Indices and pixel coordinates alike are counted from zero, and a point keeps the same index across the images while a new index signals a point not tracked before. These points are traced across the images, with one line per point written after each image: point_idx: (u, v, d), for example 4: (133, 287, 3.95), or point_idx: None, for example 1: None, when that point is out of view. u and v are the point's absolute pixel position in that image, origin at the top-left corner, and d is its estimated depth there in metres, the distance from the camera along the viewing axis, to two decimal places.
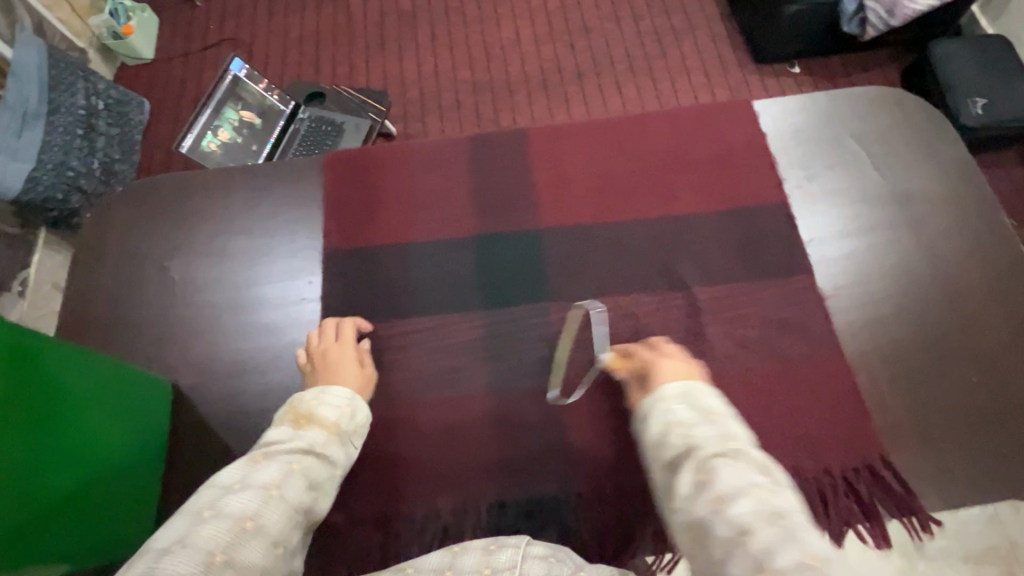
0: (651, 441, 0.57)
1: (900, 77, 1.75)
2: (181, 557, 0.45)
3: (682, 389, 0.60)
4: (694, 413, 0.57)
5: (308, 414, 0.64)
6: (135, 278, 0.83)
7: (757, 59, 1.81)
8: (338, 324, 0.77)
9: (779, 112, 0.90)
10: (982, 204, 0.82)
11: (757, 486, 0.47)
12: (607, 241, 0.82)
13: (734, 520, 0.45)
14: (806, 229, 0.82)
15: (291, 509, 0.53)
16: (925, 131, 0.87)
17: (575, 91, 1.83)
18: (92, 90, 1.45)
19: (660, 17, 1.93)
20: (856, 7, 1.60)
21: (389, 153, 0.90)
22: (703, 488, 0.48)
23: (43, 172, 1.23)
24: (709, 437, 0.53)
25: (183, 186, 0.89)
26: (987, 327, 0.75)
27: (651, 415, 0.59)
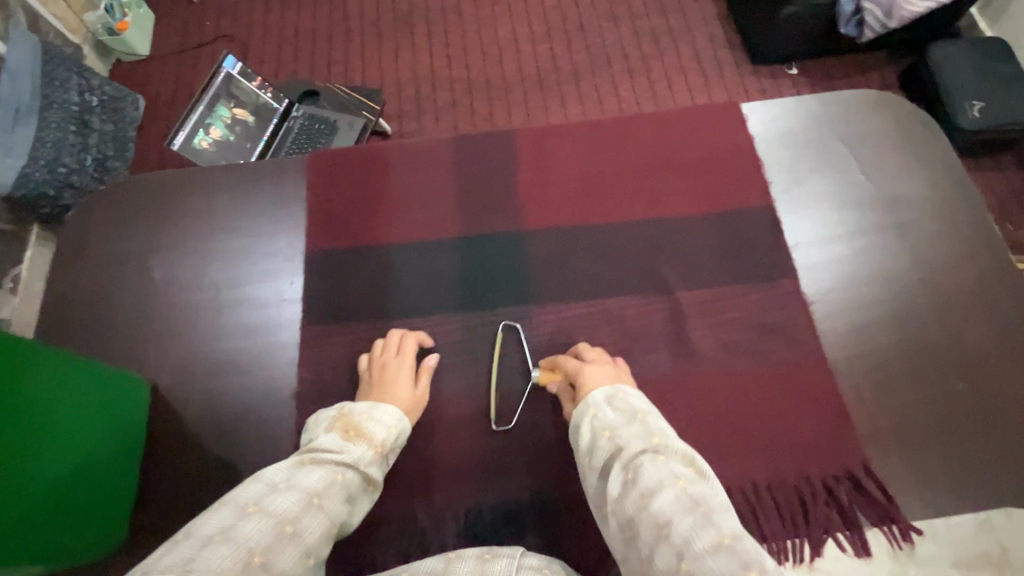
0: (584, 446, 0.61)
1: (897, 79, 1.74)
2: (225, 549, 0.46)
3: (608, 392, 0.64)
4: (619, 415, 0.61)
5: (358, 427, 0.64)
6: (116, 276, 0.83)
7: (755, 59, 1.80)
8: (403, 336, 0.76)
9: (768, 115, 0.90)
10: (971, 210, 0.81)
11: (679, 479, 0.52)
12: (592, 243, 0.82)
13: (658, 512, 0.49)
14: (791, 234, 0.82)
15: (327, 522, 0.54)
16: (913, 135, 0.87)
17: (570, 91, 1.82)
18: (86, 85, 1.41)
19: (657, 17, 1.92)
20: (854, 8, 1.58)
21: (374, 154, 0.90)
22: (631, 485, 0.53)
23: (35, 169, 1.22)
24: (635, 436, 0.57)
25: (168, 183, 0.88)
26: (971, 333, 0.75)
27: (583, 422, 0.63)
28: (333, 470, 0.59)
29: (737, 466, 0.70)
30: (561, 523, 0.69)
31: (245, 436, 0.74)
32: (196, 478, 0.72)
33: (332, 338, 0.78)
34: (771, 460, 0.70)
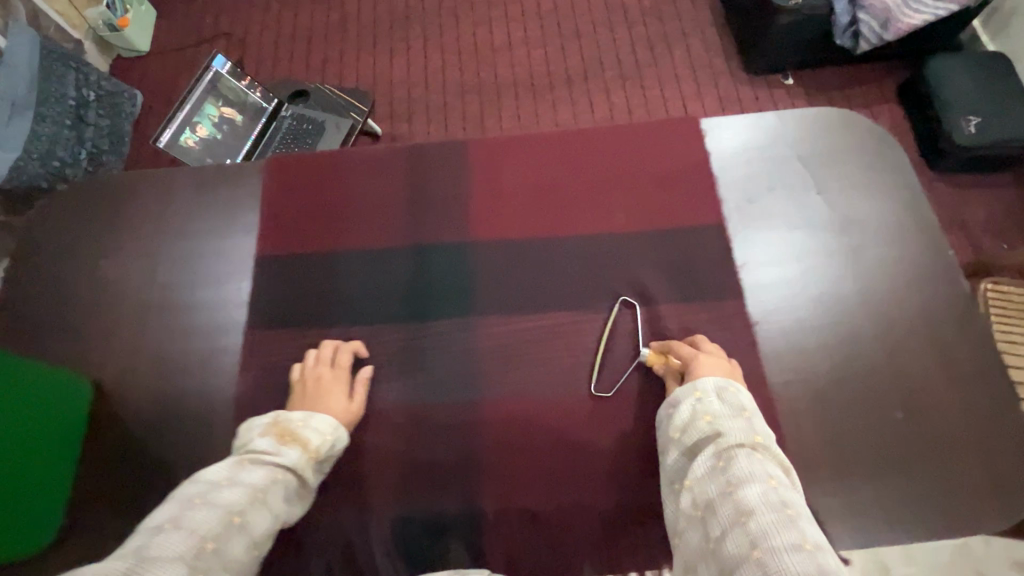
0: (680, 424, 0.63)
1: (895, 92, 1.70)
2: (177, 536, 0.49)
3: (717, 383, 0.65)
4: (727, 408, 0.62)
5: (295, 432, 0.66)
6: (67, 276, 0.84)
7: (748, 69, 1.78)
8: (337, 349, 0.76)
9: (726, 130, 0.89)
10: (925, 233, 0.80)
11: (771, 479, 0.52)
12: (539, 256, 0.82)
13: (744, 500, 0.49)
14: (741, 253, 0.81)
15: (269, 515, 0.57)
16: (873, 156, 0.85)
17: (563, 97, 1.81)
18: (84, 80, 1.44)
19: (654, 25, 1.91)
20: (850, 19, 1.56)
21: (331, 161, 0.90)
22: (722, 470, 0.54)
23: (29, 162, 1.24)
24: (737, 428, 0.58)
25: (132, 185, 0.90)
26: (915, 359, 0.74)
27: (685, 402, 0.64)
28: (274, 470, 0.61)
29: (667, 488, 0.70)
30: (487, 537, 0.69)
31: (183, 437, 0.74)
32: (129, 478, 0.73)
33: (275, 343, 0.78)
34: None
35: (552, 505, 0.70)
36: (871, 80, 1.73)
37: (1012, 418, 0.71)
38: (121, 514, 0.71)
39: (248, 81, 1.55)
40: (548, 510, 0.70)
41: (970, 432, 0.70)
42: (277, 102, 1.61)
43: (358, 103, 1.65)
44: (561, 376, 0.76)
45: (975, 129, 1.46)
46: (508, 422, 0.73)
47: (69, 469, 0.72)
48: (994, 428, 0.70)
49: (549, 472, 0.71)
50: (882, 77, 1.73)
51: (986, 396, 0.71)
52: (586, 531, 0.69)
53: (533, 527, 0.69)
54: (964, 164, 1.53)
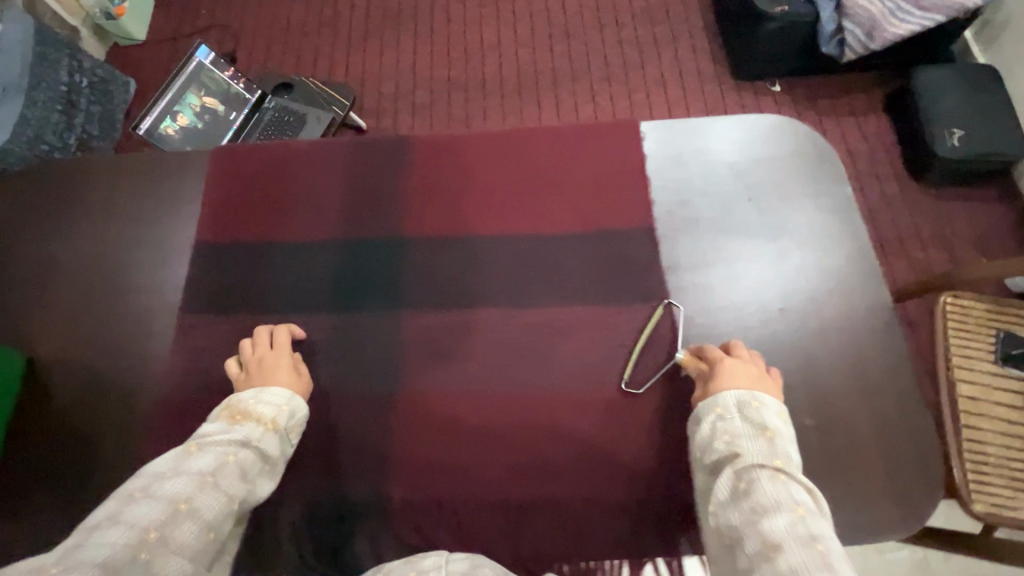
0: (701, 441, 0.64)
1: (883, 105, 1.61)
2: (118, 530, 0.51)
3: (738, 397, 0.64)
4: (749, 426, 0.61)
5: (246, 411, 0.66)
6: (14, 258, 0.89)
7: (736, 74, 1.69)
8: (273, 330, 0.77)
9: (664, 134, 0.89)
10: (852, 243, 0.80)
11: (799, 509, 0.52)
12: (468, 254, 0.83)
13: (769, 534, 0.50)
14: (668, 255, 0.81)
15: (224, 497, 0.58)
16: (808, 165, 0.86)
17: (547, 96, 1.73)
18: (78, 66, 1.45)
19: (644, 27, 1.81)
20: (834, 28, 1.51)
21: (275, 153, 0.92)
22: (744, 497, 0.55)
23: (16, 145, 1.27)
24: (757, 450, 0.59)
25: (81, 171, 0.94)
26: (829, 368, 0.74)
27: (705, 418, 0.65)
28: (225, 452, 0.61)
29: (571, 484, 0.71)
30: (393, 523, 0.70)
31: (109, 414, 0.77)
32: (58, 450, 0.76)
33: (203, 328, 0.80)
34: (605, 479, 0.71)
35: (457, 496, 0.71)
36: (864, 90, 1.65)
37: (924, 432, 0.71)
38: (46, 483, 0.75)
39: (232, 72, 1.51)
40: (453, 501, 0.71)
41: (878, 444, 0.70)
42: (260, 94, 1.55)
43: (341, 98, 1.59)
44: (479, 371, 0.77)
45: (958, 143, 1.41)
46: (422, 414, 0.74)
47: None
48: (901, 441, 0.70)
49: (458, 463, 0.72)
50: (875, 85, 1.66)
51: (896, 408, 0.72)
52: (489, 522, 0.70)
53: (437, 516, 0.70)
54: (950, 176, 1.47)
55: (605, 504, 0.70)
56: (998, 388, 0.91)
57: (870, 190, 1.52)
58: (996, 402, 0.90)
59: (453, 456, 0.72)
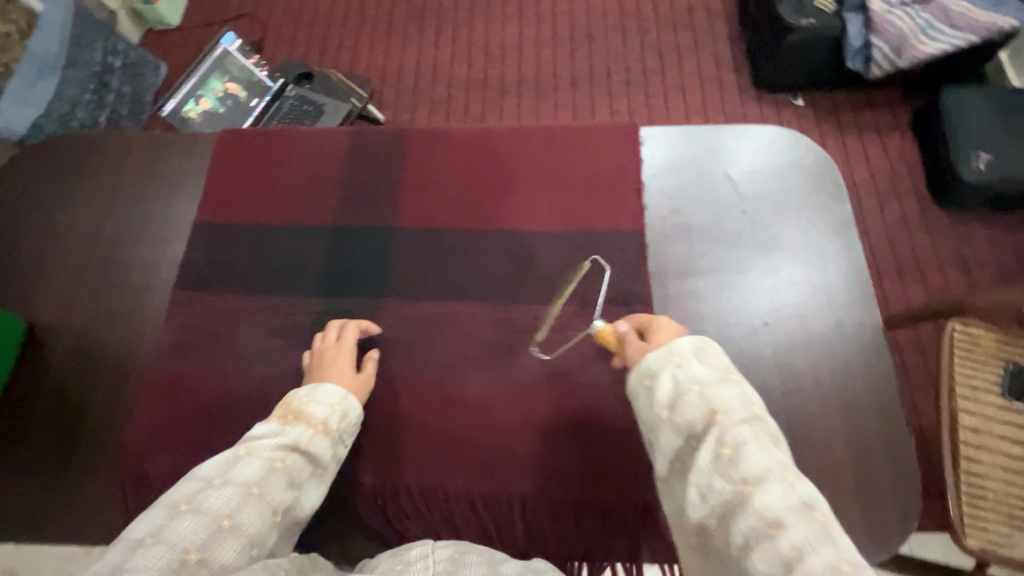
0: (664, 397, 0.55)
1: (911, 123, 1.57)
2: (159, 550, 0.49)
3: (696, 344, 0.58)
4: (711, 373, 0.55)
5: (298, 410, 0.66)
6: (26, 224, 0.94)
7: (757, 85, 1.67)
8: (342, 326, 0.77)
9: (660, 139, 0.89)
10: (845, 260, 0.79)
11: (788, 473, 0.47)
12: (456, 248, 0.83)
13: (764, 507, 0.44)
14: (656, 261, 0.81)
15: (268, 512, 0.57)
16: (809, 179, 0.84)
17: (565, 98, 1.73)
18: (112, 49, 1.50)
19: (667, 33, 1.80)
20: (862, 43, 1.47)
21: (279, 139, 0.94)
22: (730, 464, 0.48)
23: (49, 120, 1.31)
24: (732, 405, 0.52)
25: (91, 148, 0.98)
26: (811, 386, 0.72)
27: (664, 370, 0.57)
28: (273, 459, 0.60)
29: (539, 482, 0.71)
30: (360, 506, 0.72)
31: (100, 381, 0.82)
32: (53, 411, 0.81)
33: (195, 304, 0.82)
34: (572, 479, 0.71)
35: (425, 486, 0.71)
36: (889, 108, 1.61)
37: (905, 457, 0.69)
38: (39, 442, 0.80)
39: (255, 60, 1.54)
40: (420, 491, 0.71)
41: (856, 466, 0.69)
42: (281, 83, 1.53)
43: (359, 87, 1.57)
44: (457, 363, 0.77)
45: (983, 166, 1.36)
46: (399, 402, 0.75)
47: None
48: (880, 465, 0.69)
49: (430, 453, 0.73)
50: (901, 103, 1.61)
51: (876, 431, 0.70)
52: (456, 512, 0.71)
53: (403, 503, 0.71)
54: (974, 201, 1.42)
55: (570, 505, 0.70)
56: (1002, 420, 0.88)
57: (887, 210, 1.48)
58: (1000, 434, 0.87)
59: (426, 447, 0.73)
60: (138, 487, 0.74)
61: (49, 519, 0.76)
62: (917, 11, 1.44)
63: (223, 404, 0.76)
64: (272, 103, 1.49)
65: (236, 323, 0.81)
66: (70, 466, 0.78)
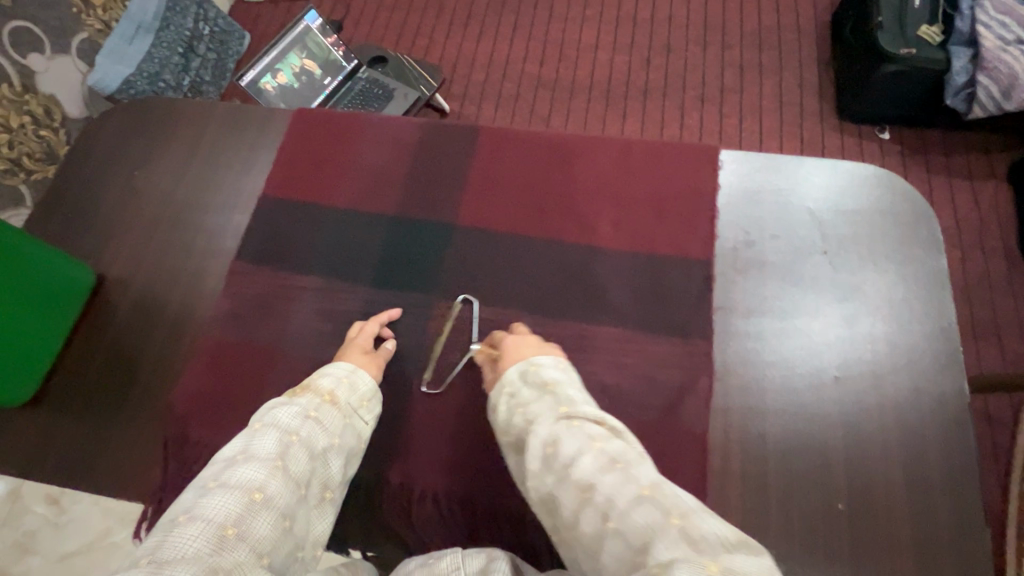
0: (502, 422, 0.63)
1: (1011, 172, 1.44)
2: (194, 528, 0.50)
3: (521, 369, 0.66)
4: (534, 390, 0.63)
5: (304, 385, 0.68)
6: (106, 179, 0.98)
7: (841, 114, 1.57)
8: (360, 328, 0.77)
9: (741, 167, 0.84)
10: (934, 322, 0.72)
11: (595, 442, 0.54)
12: (510, 253, 0.81)
13: (580, 476, 0.51)
14: (720, 294, 0.76)
15: (294, 484, 0.58)
16: (900, 227, 0.78)
17: (634, 107, 1.68)
18: (204, 16, 1.56)
19: (751, 50, 1.72)
20: (966, 80, 1.36)
21: (347, 122, 0.95)
22: (551, 456, 0.55)
23: (138, 78, 1.38)
24: (545, 408, 0.60)
25: (173, 113, 1.01)
26: (875, 452, 0.67)
27: (499, 402, 0.64)
28: (287, 433, 0.61)
29: None
30: (387, 502, 0.71)
31: (156, 339, 0.85)
32: (112, 362, 0.84)
33: (252, 276, 0.84)
34: None
35: (453, 493, 0.70)
36: (988, 153, 1.48)
37: (973, 547, 0.62)
38: (96, 391, 0.83)
39: (335, 40, 1.53)
40: (447, 497, 0.69)
41: (916, 547, 0.63)
42: (356, 63, 1.56)
43: (430, 76, 1.58)
44: None
45: None
46: (437, 403, 0.74)
47: (53, 347, 0.84)
48: (942, 549, 0.63)
49: (461, 459, 0.71)
50: (1002, 149, 1.48)
51: (943, 511, 0.64)
52: (484, 525, 0.69)
53: (429, 507, 0.70)
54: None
55: None
56: None
57: (972, 264, 1.37)
58: None
59: (459, 452, 0.71)
60: (176, 450, 0.75)
61: (94, 465, 0.78)
62: None
63: (266, 380, 0.77)
64: (346, 83, 1.54)
65: (289, 301, 0.82)
66: (119, 417, 0.81)
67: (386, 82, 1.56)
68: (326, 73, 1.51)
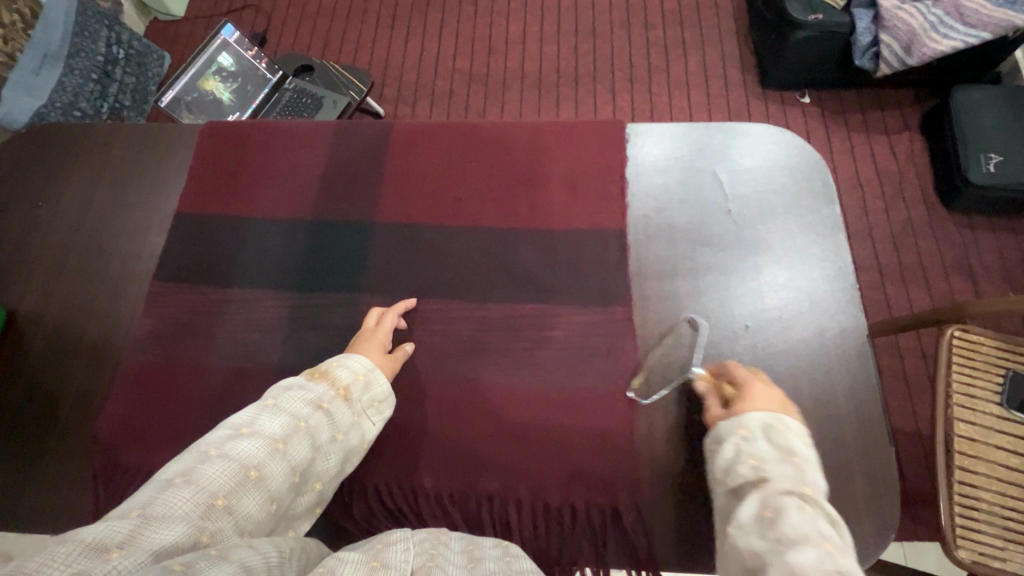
0: (723, 465, 0.58)
1: (920, 123, 1.52)
2: (187, 491, 0.49)
3: (767, 420, 0.58)
4: (775, 450, 0.56)
5: (325, 371, 0.67)
6: (10, 213, 0.94)
7: (762, 82, 1.63)
8: (382, 315, 0.76)
9: (650, 138, 0.87)
10: (833, 265, 0.77)
11: (827, 543, 0.46)
12: (437, 245, 0.82)
13: (795, 567, 0.45)
14: (637, 262, 0.79)
15: (291, 469, 0.57)
16: (798, 181, 0.82)
17: (566, 94, 1.70)
18: (117, 39, 1.50)
19: (674, 30, 1.76)
20: (871, 40, 1.43)
21: (261, 132, 0.93)
22: (769, 525, 0.49)
23: (50, 110, 1.30)
24: (785, 477, 0.53)
25: (79, 138, 0.98)
26: (791, 391, 0.70)
27: (729, 440, 0.59)
28: (297, 418, 0.60)
29: (506, 484, 0.69)
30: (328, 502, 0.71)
31: (75, 370, 0.82)
32: (30, 396, 0.82)
33: (174, 296, 0.82)
34: (544, 480, 0.68)
35: (394, 483, 0.70)
36: (898, 107, 1.56)
37: (886, 467, 0.67)
38: (16, 428, 0.80)
39: (255, 51, 1.49)
40: (389, 489, 0.70)
41: (835, 476, 0.67)
42: (281, 74, 1.53)
43: (360, 82, 1.56)
44: (432, 360, 0.76)
45: (994, 168, 1.31)
46: None
47: None
48: (860, 476, 0.67)
49: (398, 451, 0.71)
50: (910, 102, 1.57)
51: (853, 438, 0.68)
52: (426, 511, 0.70)
53: (371, 503, 0.70)
54: (982, 205, 1.38)
55: (537, 507, 0.68)
56: (999, 429, 0.84)
57: (893, 212, 1.45)
58: (995, 444, 0.83)
59: (394, 445, 0.72)
60: (110, 480, 0.73)
61: (21, 508, 0.75)
62: (930, 6, 1.38)
63: (198, 399, 0.75)
64: (272, 95, 1.49)
65: (214, 314, 0.81)
66: (41, 452, 0.78)
67: (314, 90, 1.52)
68: (252, 87, 1.48)
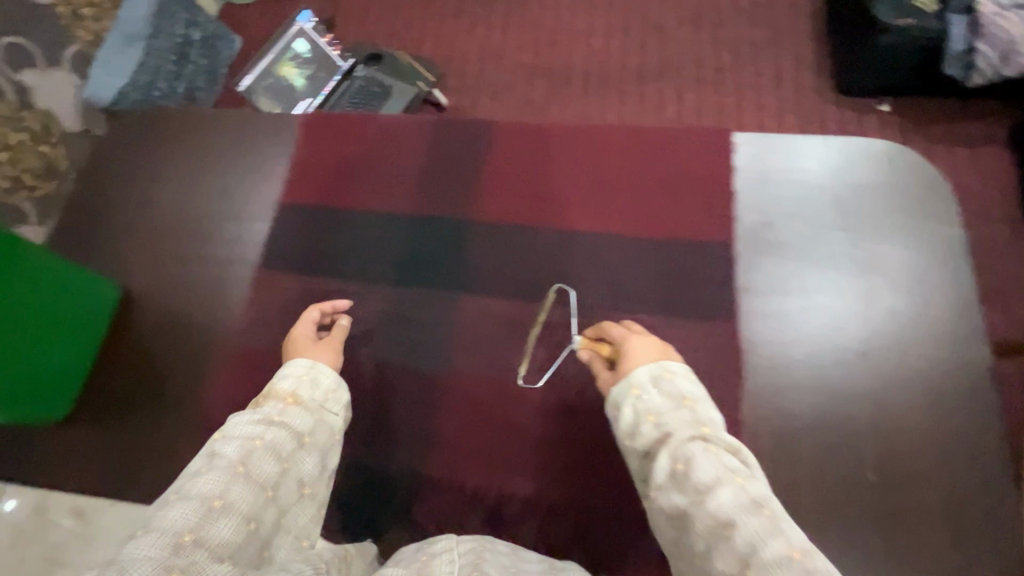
0: (625, 430, 0.58)
1: (1011, 137, 1.44)
2: (151, 540, 0.49)
3: (650, 371, 0.60)
4: (665, 399, 0.58)
5: (268, 390, 0.65)
6: (117, 194, 0.98)
7: (839, 89, 1.57)
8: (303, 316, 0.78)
9: (756, 148, 0.84)
10: (955, 294, 0.73)
11: (736, 475, 0.49)
12: (526, 248, 0.82)
13: (716, 509, 0.47)
14: (745, 278, 0.77)
15: (259, 484, 0.56)
16: (917, 202, 0.78)
17: (633, 93, 1.67)
18: (194, 21, 1.53)
19: (747, 29, 1.71)
20: (965, 47, 1.33)
21: (357, 125, 0.95)
22: (685, 477, 0.50)
23: (131, 89, 1.33)
24: (682, 424, 0.55)
25: (178, 125, 1.01)
26: (904, 422, 0.68)
27: (624, 403, 0.59)
28: (251, 438, 0.58)
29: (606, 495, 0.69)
30: (427, 499, 0.72)
31: (184, 351, 0.85)
32: (142, 374, 0.85)
33: (280, 285, 0.85)
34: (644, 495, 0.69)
35: (496, 486, 0.71)
36: (987, 119, 1.48)
37: (1001, 508, 0.64)
38: (129, 404, 0.84)
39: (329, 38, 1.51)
40: (489, 491, 0.71)
41: (946, 513, 0.65)
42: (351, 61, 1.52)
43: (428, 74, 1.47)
44: (525, 363, 0.76)
45: None
46: (471, 400, 0.75)
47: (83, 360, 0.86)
48: (973, 516, 0.64)
49: (495, 453, 0.73)
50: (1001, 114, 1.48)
51: (970, 476, 0.66)
52: (521, 517, 0.70)
53: (469, 505, 0.71)
54: None
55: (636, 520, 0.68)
56: None
57: (977, 231, 1.38)
58: None
59: (495, 447, 0.73)
60: None
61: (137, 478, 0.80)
62: None
63: None
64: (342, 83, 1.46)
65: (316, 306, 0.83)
66: (152, 427, 0.82)
67: (383, 79, 1.43)
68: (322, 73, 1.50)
